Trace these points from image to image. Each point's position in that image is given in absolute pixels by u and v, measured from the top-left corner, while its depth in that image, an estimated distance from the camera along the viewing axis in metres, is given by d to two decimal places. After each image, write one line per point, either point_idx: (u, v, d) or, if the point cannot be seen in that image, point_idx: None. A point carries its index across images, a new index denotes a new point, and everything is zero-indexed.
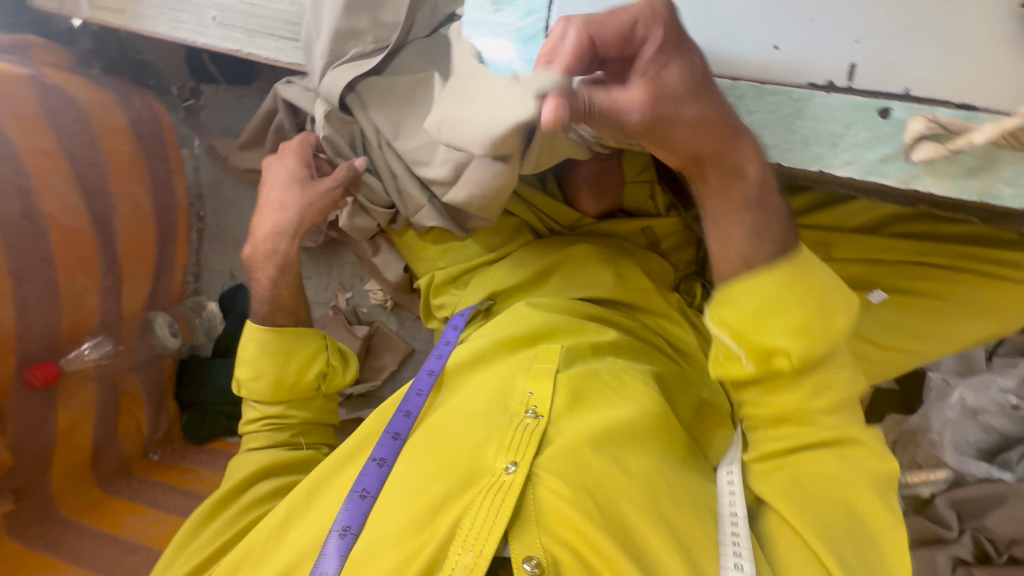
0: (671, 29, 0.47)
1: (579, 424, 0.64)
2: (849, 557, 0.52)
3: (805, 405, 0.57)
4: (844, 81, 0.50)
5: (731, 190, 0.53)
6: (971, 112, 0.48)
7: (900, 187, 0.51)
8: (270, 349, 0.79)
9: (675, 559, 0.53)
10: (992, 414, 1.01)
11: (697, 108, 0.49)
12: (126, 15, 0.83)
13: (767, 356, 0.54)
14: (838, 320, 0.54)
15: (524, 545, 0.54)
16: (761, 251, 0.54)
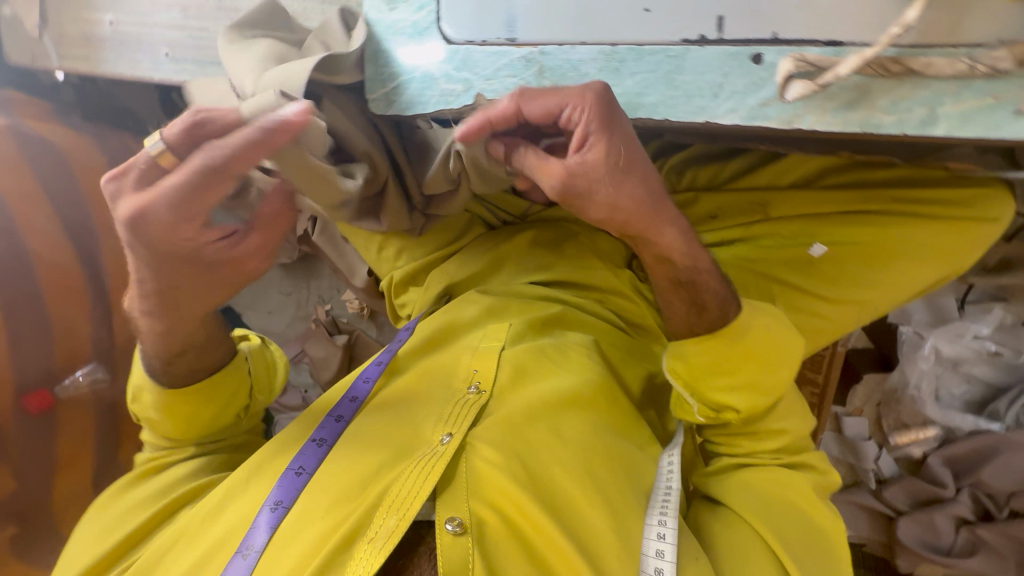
0: (598, 112, 0.50)
1: (520, 398, 0.67)
2: (800, 552, 0.60)
3: (757, 445, 0.67)
4: (715, 33, 0.53)
5: (664, 269, 0.61)
6: (838, 47, 0.50)
7: (784, 128, 0.52)
8: (181, 401, 0.68)
9: (599, 516, 0.59)
10: (973, 363, 0.98)
11: (625, 178, 0.52)
12: (91, 62, 0.90)
13: (718, 409, 0.65)
14: (779, 371, 0.64)
15: (449, 507, 0.58)
16: (704, 320, 0.63)
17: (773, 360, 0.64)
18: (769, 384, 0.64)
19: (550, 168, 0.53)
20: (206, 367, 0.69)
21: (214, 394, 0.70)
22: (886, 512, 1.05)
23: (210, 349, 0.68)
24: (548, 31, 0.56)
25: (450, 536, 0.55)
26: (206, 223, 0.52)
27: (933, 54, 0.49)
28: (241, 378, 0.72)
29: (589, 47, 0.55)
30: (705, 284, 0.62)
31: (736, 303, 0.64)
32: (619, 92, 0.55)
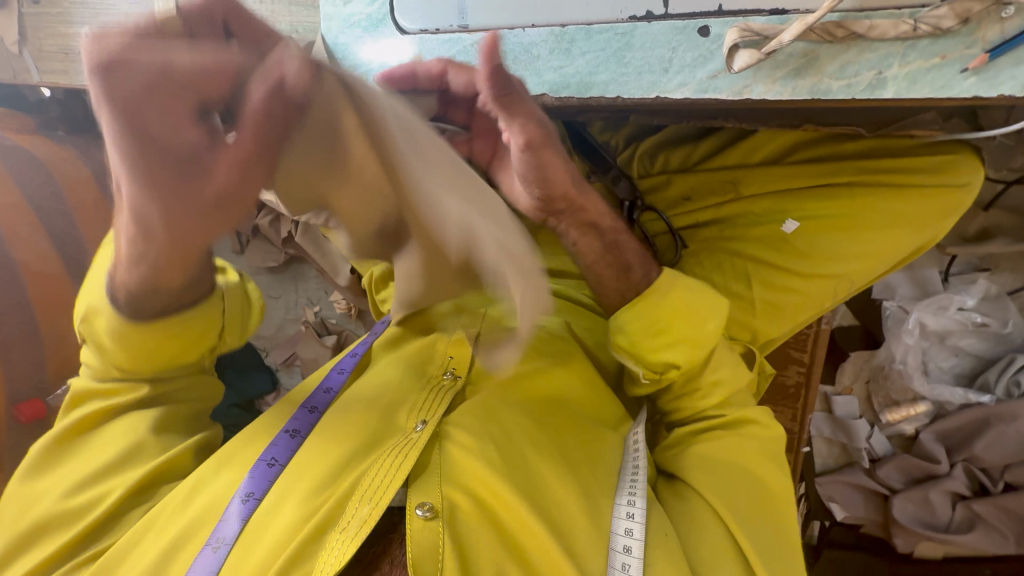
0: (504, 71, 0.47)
1: (494, 383, 0.68)
2: (750, 517, 0.61)
3: (699, 404, 0.69)
4: (661, 8, 0.53)
5: (590, 238, 0.63)
6: (784, 15, 0.50)
7: (735, 98, 0.53)
8: (139, 332, 0.63)
9: (571, 497, 0.58)
10: (959, 335, 0.98)
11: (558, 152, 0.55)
12: (69, 74, 0.92)
13: (661, 370, 0.66)
14: (706, 325, 0.64)
15: (422, 493, 0.57)
16: (632, 281, 0.65)
17: (702, 315, 0.64)
18: (699, 337, 0.64)
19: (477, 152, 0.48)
20: (181, 303, 0.63)
21: (178, 333, 0.65)
22: (880, 491, 1.04)
23: (189, 288, 0.61)
24: (498, 16, 0.57)
25: (420, 522, 0.55)
26: (193, 118, 0.40)
27: (879, 17, 0.49)
28: (210, 320, 0.67)
29: (538, 30, 0.56)
30: (625, 245, 0.64)
31: (657, 266, 0.66)
32: (571, 73, 0.57)
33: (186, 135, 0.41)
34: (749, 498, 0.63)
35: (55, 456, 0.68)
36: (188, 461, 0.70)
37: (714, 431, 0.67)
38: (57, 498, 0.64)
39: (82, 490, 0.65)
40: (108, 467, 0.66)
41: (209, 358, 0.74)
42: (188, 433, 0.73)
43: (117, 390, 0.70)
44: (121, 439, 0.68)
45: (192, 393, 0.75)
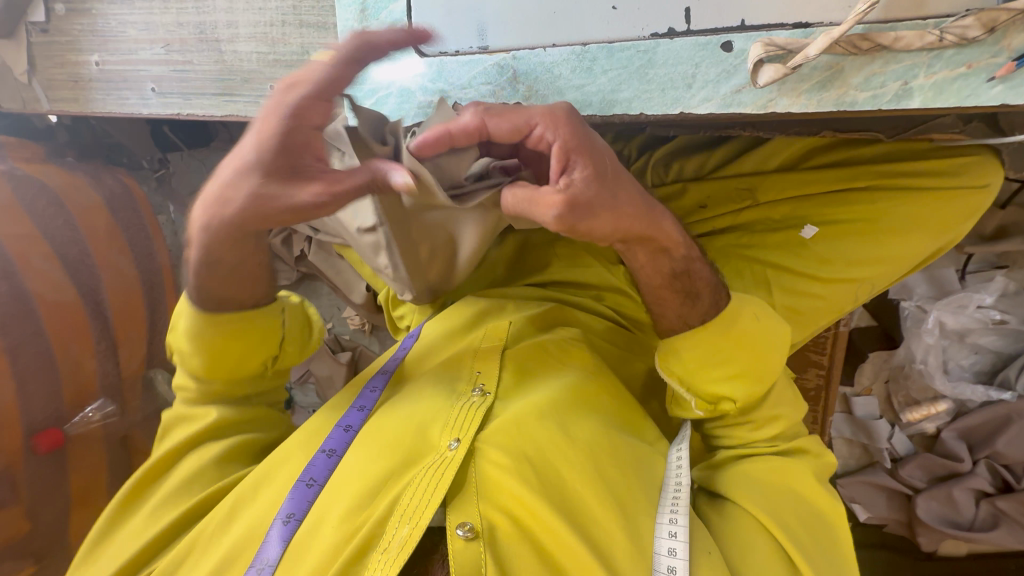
0: (573, 131, 0.47)
1: (524, 398, 0.67)
2: (797, 528, 0.61)
3: (753, 435, 0.68)
4: (683, 25, 0.53)
5: (662, 261, 0.61)
6: (807, 29, 0.50)
7: (760, 112, 0.53)
8: (207, 326, 0.68)
9: (610, 518, 0.58)
10: (979, 333, 0.97)
11: (618, 185, 0.49)
12: (80, 103, 0.93)
13: (715, 401, 0.65)
14: (771, 357, 0.65)
15: (461, 513, 0.58)
16: (699, 309, 0.64)
17: (765, 346, 0.65)
18: (761, 371, 0.65)
19: (549, 199, 0.46)
20: (250, 302, 0.70)
21: (244, 335, 0.69)
22: (903, 491, 1.04)
23: (253, 284, 0.68)
24: (518, 37, 0.57)
25: (461, 542, 0.56)
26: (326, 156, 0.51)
27: (903, 29, 0.49)
28: (272, 323, 0.72)
29: (560, 49, 0.56)
30: (698, 275, 0.64)
31: (726, 292, 0.66)
32: (593, 91, 0.57)
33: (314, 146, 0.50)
34: (793, 509, 0.63)
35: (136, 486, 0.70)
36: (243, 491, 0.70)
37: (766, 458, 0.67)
38: (140, 522, 0.66)
39: (156, 516, 0.66)
40: (175, 493, 0.68)
41: (271, 372, 0.77)
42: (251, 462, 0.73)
43: (195, 416, 0.73)
44: (184, 471, 0.69)
45: (258, 419, 0.76)
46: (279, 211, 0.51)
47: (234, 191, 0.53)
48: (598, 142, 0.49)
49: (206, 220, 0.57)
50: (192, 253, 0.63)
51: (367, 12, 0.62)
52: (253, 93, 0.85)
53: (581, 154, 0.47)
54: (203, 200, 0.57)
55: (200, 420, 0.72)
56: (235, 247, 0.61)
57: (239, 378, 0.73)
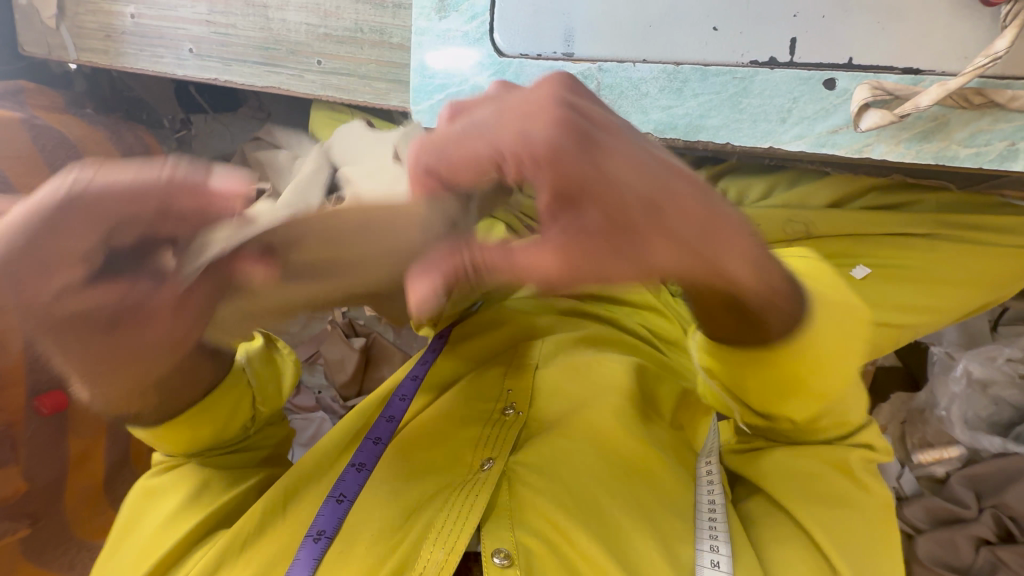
0: (550, 141, 0.31)
1: (560, 422, 0.65)
2: (861, 554, 0.53)
3: (809, 435, 0.57)
4: (786, 56, 0.50)
5: (761, 266, 0.38)
6: (917, 75, 0.48)
7: (854, 156, 0.50)
8: (172, 427, 0.63)
9: (649, 545, 0.54)
10: (1001, 386, 0.98)
11: (639, 235, 0.31)
12: (109, 54, 0.87)
13: (769, 415, 0.54)
14: (844, 368, 0.49)
15: (494, 537, 0.54)
16: (769, 339, 0.46)
17: (845, 351, 0.48)
18: (831, 386, 0.50)
19: (545, 253, 0.30)
20: (189, 398, 0.62)
21: (212, 406, 0.64)
22: (905, 530, 1.03)
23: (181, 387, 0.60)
24: (608, 47, 0.55)
25: (497, 571, 0.52)
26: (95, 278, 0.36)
27: (1019, 87, 0.46)
28: (238, 390, 0.67)
29: (650, 65, 0.54)
30: (771, 318, 0.44)
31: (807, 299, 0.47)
32: (681, 113, 0.54)
33: (98, 300, 0.36)
34: (851, 521, 0.54)
35: (137, 506, 0.66)
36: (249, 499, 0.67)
37: (811, 447, 0.58)
38: (148, 539, 0.62)
39: (166, 531, 0.62)
40: (183, 505, 0.64)
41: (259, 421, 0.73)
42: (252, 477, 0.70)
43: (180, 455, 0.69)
44: (187, 483, 0.66)
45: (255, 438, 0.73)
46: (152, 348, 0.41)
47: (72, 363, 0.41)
48: (616, 166, 0.31)
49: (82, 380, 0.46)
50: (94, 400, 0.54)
51: (447, 2, 0.59)
52: (298, 66, 0.80)
53: (581, 189, 0.30)
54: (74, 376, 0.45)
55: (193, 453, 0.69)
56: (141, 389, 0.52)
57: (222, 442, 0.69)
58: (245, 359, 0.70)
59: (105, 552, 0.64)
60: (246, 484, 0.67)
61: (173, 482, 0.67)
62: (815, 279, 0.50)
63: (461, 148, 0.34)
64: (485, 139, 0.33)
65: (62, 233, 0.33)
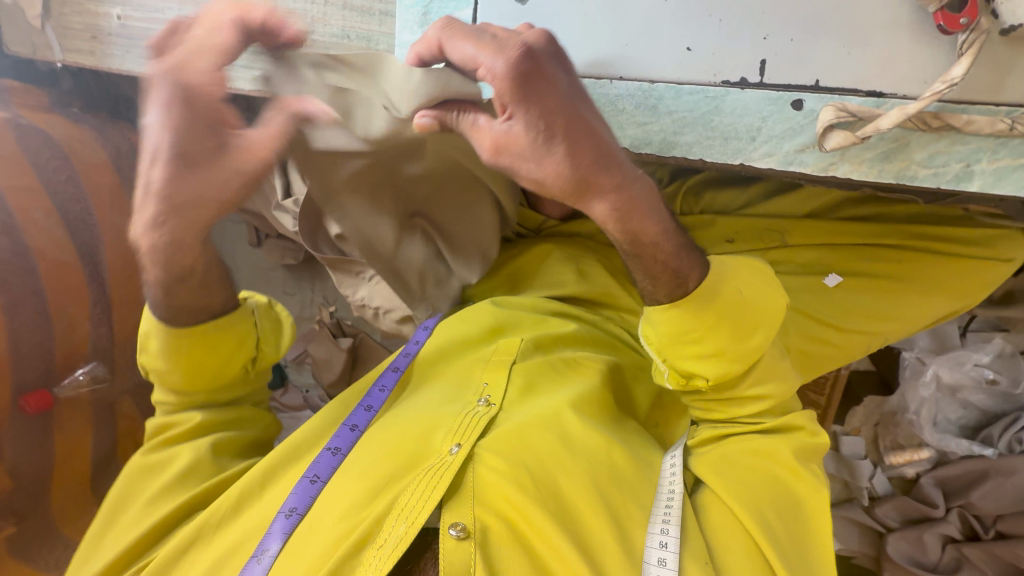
0: (511, 67, 0.39)
1: (530, 408, 0.62)
2: (776, 524, 0.55)
3: (738, 411, 0.61)
4: (756, 76, 0.52)
5: (635, 216, 0.47)
6: (880, 98, 0.50)
7: (820, 174, 0.53)
8: (181, 338, 0.64)
9: (604, 527, 0.52)
10: (970, 390, 1.01)
11: (548, 152, 0.41)
12: (94, 54, 0.87)
13: (687, 377, 0.60)
14: (752, 338, 0.58)
15: (454, 512, 0.53)
16: (676, 282, 0.55)
17: (750, 323, 0.57)
18: (738, 351, 0.57)
19: (481, 138, 0.42)
20: (211, 312, 0.65)
21: (222, 336, 0.66)
22: (877, 528, 1.07)
23: (210, 287, 0.64)
24: (586, 63, 0.56)
25: (452, 542, 0.51)
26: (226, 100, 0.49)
27: (975, 111, 0.48)
28: (245, 330, 0.69)
29: (626, 83, 0.56)
30: (660, 256, 0.52)
31: (702, 268, 0.56)
32: (655, 130, 0.56)
33: (226, 113, 0.49)
34: (779, 515, 0.56)
35: (132, 480, 0.66)
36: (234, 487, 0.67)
37: (743, 437, 0.61)
38: (132, 517, 0.63)
39: (152, 509, 0.63)
40: (173, 482, 0.65)
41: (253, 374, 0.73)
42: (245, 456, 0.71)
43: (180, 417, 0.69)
44: (180, 461, 0.66)
45: (247, 418, 0.73)
46: (230, 181, 0.51)
47: (183, 189, 0.51)
48: (550, 92, 0.39)
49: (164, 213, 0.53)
50: (150, 269, 0.59)
51: None
52: None
53: (526, 98, 0.39)
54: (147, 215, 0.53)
55: (188, 421, 0.68)
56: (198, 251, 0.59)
57: (221, 385, 0.70)
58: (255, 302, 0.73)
59: (93, 532, 0.64)
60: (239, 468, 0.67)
61: (171, 453, 0.67)
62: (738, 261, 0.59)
63: (452, 49, 0.43)
64: (468, 49, 0.42)
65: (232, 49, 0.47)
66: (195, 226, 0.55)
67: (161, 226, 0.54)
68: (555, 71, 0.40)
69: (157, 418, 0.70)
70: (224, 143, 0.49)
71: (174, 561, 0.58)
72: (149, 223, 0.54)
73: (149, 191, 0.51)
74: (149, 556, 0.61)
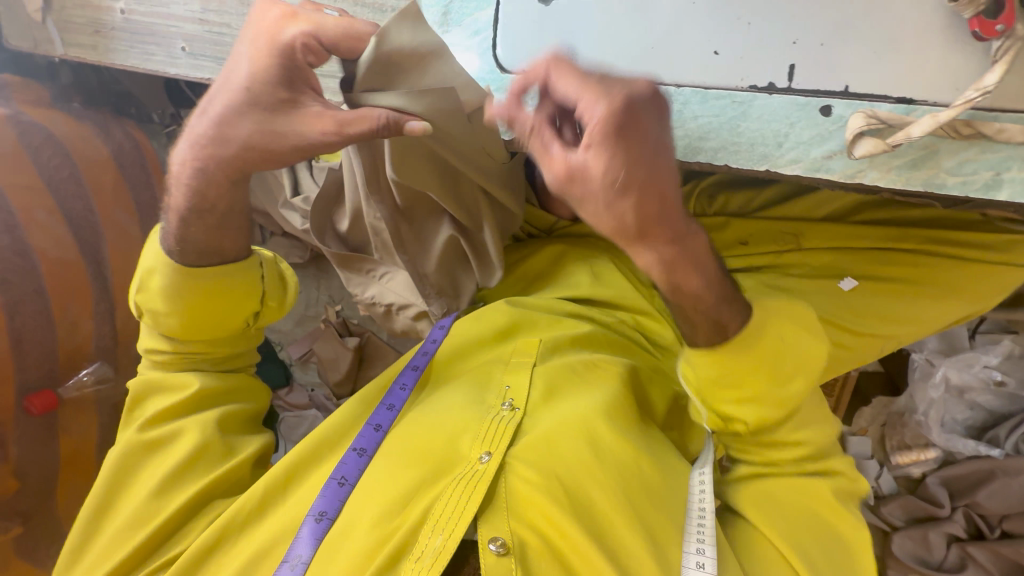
0: (611, 113, 0.37)
1: (556, 414, 0.62)
2: (814, 554, 0.55)
3: (776, 454, 0.60)
4: (785, 81, 0.51)
5: (680, 272, 0.47)
6: (909, 105, 0.49)
7: (847, 181, 0.52)
8: (192, 286, 0.63)
9: (639, 542, 0.52)
10: (978, 391, 1.01)
11: (621, 206, 0.39)
12: (96, 50, 0.85)
13: (727, 419, 0.59)
14: (792, 385, 0.57)
15: (491, 526, 0.53)
16: (720, 328, 0.54)
17: (790, 369, 0.56)
18: (781, 397, 0.57)
19: (552, 163, 0.40)
20: (223, 257, 0.64)
21: (231, 287, 0.65)
22: (881, 527, 1.08)
23: (229, 237, 0.63)
24: (610, 65, 0.55)
25: (493, 558, 0.51)
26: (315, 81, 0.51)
27: (1006, 120, 0.48)
28: (252, 284, 0.67)
29: (650, 86, 0.54)
30: (701, 308, 0.52)
31: (745, 313, 0.55)
32: (681, 135, 0.55)
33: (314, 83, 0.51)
34: (808, 532, 0.57)
35: (126, 465, 0.62)
36: (248, 474, 0.65)
37: (784, 477, 0.60)
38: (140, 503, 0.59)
39: (160, 499, 0.60)
40: (172, 476, 0.61)
41: (252, 331, 0.73)
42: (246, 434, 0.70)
43: (179, 382, 0.67)
44: (178, 449, 0.63)
45: (242, 389, 0.72)
46: (286, 149, 0.51)
47: (236, 130, 0.51)
48: (642, 141, 0.38)
49: (208, 141, 0.53)
50: (176, 197, 0.58)
51: (449, 17, 0.61)
52: None
53: (612, 145, 0.37)
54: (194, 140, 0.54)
55: (185, 390, 0.66)
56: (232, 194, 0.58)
57: (221, 337, 0.69)
58: (263, 255, 0.70)
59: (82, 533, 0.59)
60: (244, 452, 0.65)
61: (167, 432, 0.64)
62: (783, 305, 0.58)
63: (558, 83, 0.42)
64: (575, 89, 0.40)
65: (347, 35, 0.49)
66: (222, 170, 0.55)
67: (199, 155, 0.54)
68: (653, 122, 0.38)
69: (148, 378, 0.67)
70: (299, 101, 0.51)
71: (202, 557, 0.56)
72: (190, 150, 0.55)
73: (204, 120, 0.52)
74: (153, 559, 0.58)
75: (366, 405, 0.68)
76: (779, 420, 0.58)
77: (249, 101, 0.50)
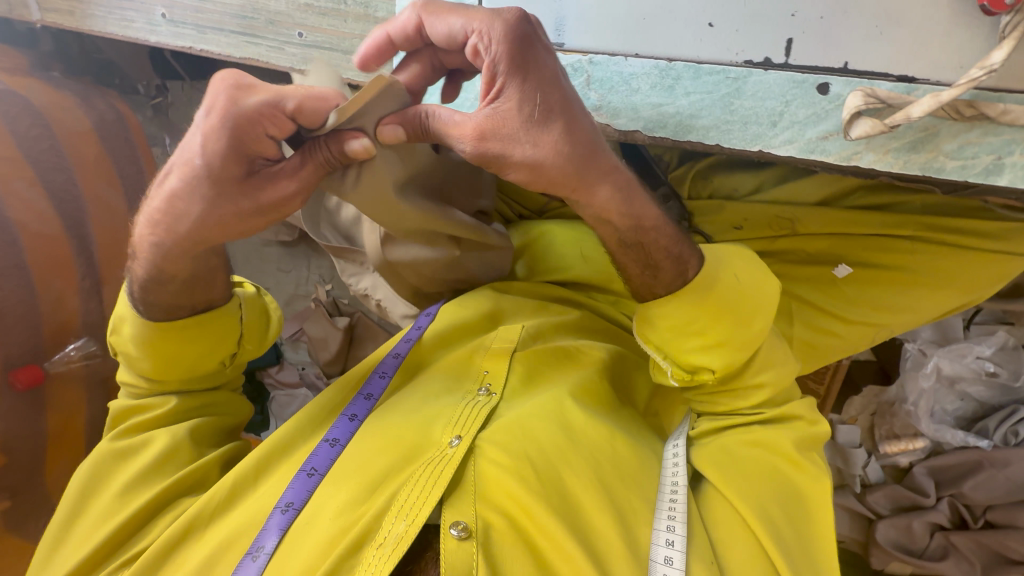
0: (505, 39, 0.40)
1: (533, 399, 0.61)
2: (784, 525, 0.54)
3: (738, 402, 0.61)
4: (782, 57, 0.49)
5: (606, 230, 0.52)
6: (910, 84, 0.47)
7: (842, 163, 0.50)
8: (162, 336, 0.61)
9: (611, 527, 0.51)
10: (969, 382, 1.01)
11: (541, 132, 0.41)
12: (74, 14, 0.82)
13: (692, 371, 0.59)
14: (753, 325, 0.58)
15: (455, 511, 0.51)
16: (661, 281, 0.57)
17: (748, 313, 0.57)
18: (741, 338, 0.57)
19: (461, 125, 0.42)
20: (196, 308, 0.61)
21: (205, 330, 0.62)
22: (867, 515, 1.08)
23: (203, 285, 0.60)
24: (598, 38, 0.54)
25: (454, 542, 0.49)
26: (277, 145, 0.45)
27: (1012, 101, 0.46)
28: (228, 325, 0.64)
29: (642, 60, 0.53)
30: (658, 245, 0.54)
31: (698, 259, 0.58)
32: (671, 112, 0.53)
33: (267, 147, 0.45)
34: (790, 514, 0.55)
35: (101, 471, 0.61)
36: (214, 473, 0.63)
37: (745, 427, 0.60)
38: (105, 505, 0.58)
39: (131, 493, 0.59)
40: (147, 470, 0.60)
41: (230, 370, 0.70)
42: (221, 442, 0.68)
43: (150, 401, 0.65)
44: (152, 450, 0.62)
45: (222, 403, 0.69)
46: (240, 217, 0.47)
47: (188, 206, 0.47)
48: (542, 68, 0.40)
49: (160, 215, 0.49)
50: (137, 265, 0.56)
51: None
52: (278, 37, 0.75)
53: (510, 77, 0.40)
54: (155, 218, 0.50)
55: (161, 409, 0.64)
56: (194, 259, 0.55)
57: (195, 376, 0.66)
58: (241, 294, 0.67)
59: (51, 539, 0.58)
60: (212, 454, 0.64)
61: (143, 441, 0.63)
62: (738, 257, 0.60)
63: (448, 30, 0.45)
64: (462, 28, 0.44)
65: (304, 108, 0.43)
66: (175, 229, 0.50)
67: (159, 228, 0.51)
68: (547, 50, 0.41)
69: (125, 401, 0.66)
70: (255, 173, 0.46)
71: (170, 549, 0.55)
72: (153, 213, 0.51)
73: (160, 196, 0.49)
74: (118, 557, 0.56)
75: (349, 383, 0.67)
76: (745, 361, 0.59)
77: (200, 185, 0.45)
